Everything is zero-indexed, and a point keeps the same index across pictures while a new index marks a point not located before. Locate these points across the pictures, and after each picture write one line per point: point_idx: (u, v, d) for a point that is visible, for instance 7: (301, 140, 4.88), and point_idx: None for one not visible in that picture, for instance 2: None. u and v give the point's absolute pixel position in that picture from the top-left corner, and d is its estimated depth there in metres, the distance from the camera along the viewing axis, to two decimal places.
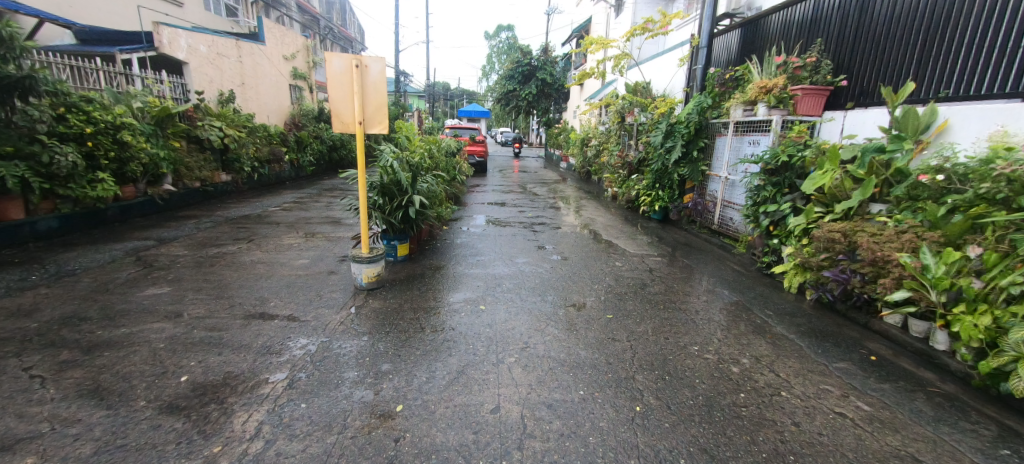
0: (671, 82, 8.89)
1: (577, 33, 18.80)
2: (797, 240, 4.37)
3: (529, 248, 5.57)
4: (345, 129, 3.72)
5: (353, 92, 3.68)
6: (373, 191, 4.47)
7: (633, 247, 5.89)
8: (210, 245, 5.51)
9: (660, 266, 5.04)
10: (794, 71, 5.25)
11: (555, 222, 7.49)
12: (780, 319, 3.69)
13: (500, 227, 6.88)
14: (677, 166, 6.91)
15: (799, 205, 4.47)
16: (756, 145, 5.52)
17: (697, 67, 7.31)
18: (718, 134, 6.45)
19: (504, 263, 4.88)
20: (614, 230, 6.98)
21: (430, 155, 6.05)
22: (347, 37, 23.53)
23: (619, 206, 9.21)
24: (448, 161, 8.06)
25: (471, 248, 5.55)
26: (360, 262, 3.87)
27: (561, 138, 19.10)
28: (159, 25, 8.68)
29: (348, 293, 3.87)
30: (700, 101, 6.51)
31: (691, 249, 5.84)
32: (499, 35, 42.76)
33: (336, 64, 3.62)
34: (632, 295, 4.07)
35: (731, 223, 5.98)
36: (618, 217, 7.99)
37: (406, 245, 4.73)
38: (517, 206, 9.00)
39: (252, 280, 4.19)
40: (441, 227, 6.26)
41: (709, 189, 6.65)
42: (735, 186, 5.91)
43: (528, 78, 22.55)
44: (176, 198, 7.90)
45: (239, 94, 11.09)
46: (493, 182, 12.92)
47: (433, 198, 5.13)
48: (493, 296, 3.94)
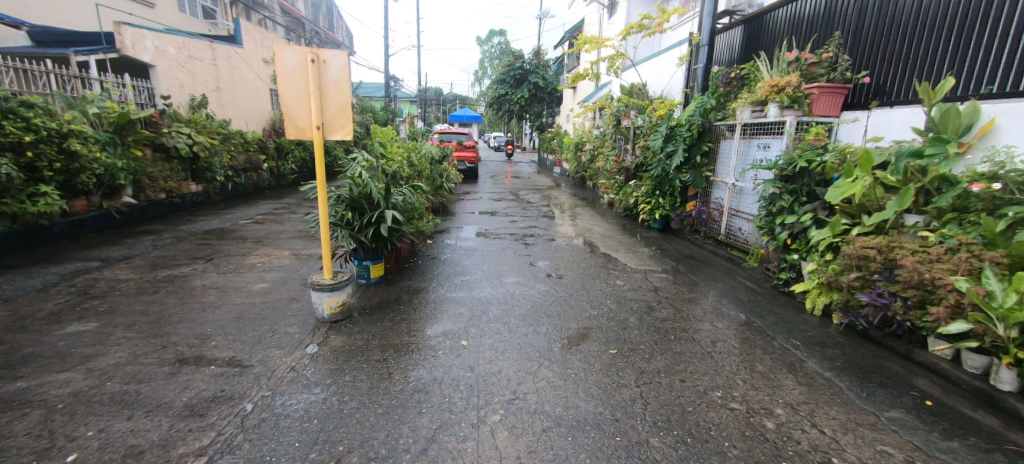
0: (670, 84, 8.42)
1: (570, 35, 18.38)
2: (820, 256, 3.86)
3: (520, 265, 5.02)
4: (300, 135, 3.18)
5: (310, 92, 3.14)
6: (339, 205, 3.91)
7: (633, 262, 5.37)
8: (161, 267, 4.93)
9: (665, 284, 4.52)
10: (808, 68, 4.73)
11: (548, 233, 6.96)
12: (810, 351, 3.17)
13: (488, 240, 6.34)
14: (679, 172, 6.44)
15: (820, 216, 3.95)
16: (767, 149, 5.03)
17: (699, 66, 6.83)
18: (723, 137, 5.97)
19: (492, 285, 4.32)
20: (612, 241, 6.46)
21: (410, 162, 5.50)
22: (334, 41, 22.97)
23: (616, 214, 8.70)
24: (433, 168, 7.53)
25: (456, 266, 5.01)
26: (321, 290, 3.31)
27: (554, 143, 18.61)
28: (120, 25, 8.19)
29: (308, 327, 3.32)
30: (702, 103, 6.05)
31: (698, 263, 5.34)
32: (491, 39, 42.38)
33: (287, 58, 3.07)
34: (636, 322, 3.54)
35: (740, 234, 5.49)
36: (615, 227, 7.47)
37: (380, 265, 4.20)
38: (508, 215, 8.46)
39: (197, 312, 3.63)
40: (424, 241, 5.71)
41: (713, 196, 6.16)
42: (743, 193, 5.42)
43: (520, 82, 22.09)
44: (137, 211, 7.31)
45: (213, 99, 10.50)
46: (484, 189, 12.37)
47: (410, 211, 4.57)
48: (477, 327, 3.38)
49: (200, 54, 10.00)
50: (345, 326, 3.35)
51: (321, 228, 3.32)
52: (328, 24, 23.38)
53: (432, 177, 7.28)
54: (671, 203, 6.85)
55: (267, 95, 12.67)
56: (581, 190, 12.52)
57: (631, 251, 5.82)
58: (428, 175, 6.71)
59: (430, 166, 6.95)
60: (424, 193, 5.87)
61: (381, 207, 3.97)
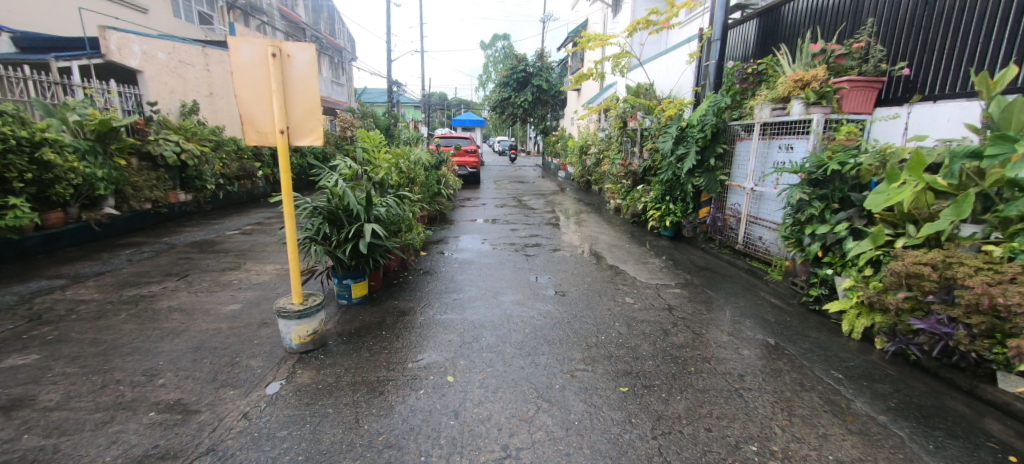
0: (679, 82, 7.97)
1: (573, 36, 17.99)
2: (859, 271, 3.39)
3: (519, 280, 4.58)
4: (263, 140, 2.75)
5: (271, 90, 2.72)
6: (315, 218, 3.51)
7: (643, 275, 4.90)
8: (130, 285, 4.54)
9: (680, 302, 4.06)
10: (836, 60, 4.26)
11: (552, 243, 6.51)
12: (855, 386, 2.70)
13: (486, 251, 5.91)
14: (691, 176, 5.99)
15: (857, 226, 3.48)
16: (790, 150, 4.57)
17: (711, 63, 6.41)
18: (739, 138, 5.52)
19: (487, 304, 3.89)
20: (620, 251, 6.01)
21: (400, 170, 5.09)
22: (335, 47, 22.72)
23: (623, 220, 8.24)
24: (428, 175, 7.12)
25: (450, 281, 4.59)
26: (288, 318, 2.89)
27: (559, 146, 18.19)
28: (106, 29, 7.96)
29: (273, 360, 2.90)
30: (716, 101, 5.61)
31: (714, 276, 4.89)
32: (495, 43, 42.14)
33: (245, 52, 2.66)
34: (649, 349, 3.09)
35: (759, 243, 5.03)
36: (623, 235, 7.02)
37: (363, 284, 3.79)
38: (509, 223, 8.04)
39: (154, 341, 3.24)
40: (416, 254, 5.30)
41: (729, 202, 5.71)
42: (763, 199, 4.96)
43: (523, 85, 21.70)
44: (120, 223, 6.97)
45: (206, 105, 10.18)
46: (486, 194, 11.96)
47: (398, 224, 4.16)
48: (467, 358, 2.95)
49: (193, 60, 9.69)
50: (316, 358, 2.93)
51: (290, 247, 2.90)
52: (329, 30, 23.15)
53: (427, 184, 6.86)
54: (683, 209, 6.39)
55: None
56: (586, 195, 12.08)
57: (640, 263, 5.37)
58: (421, 183, 6.30)
59: (424, 173, 6.54)
60: (415, 202, 5.46)
61: (363, 219, 3.57)
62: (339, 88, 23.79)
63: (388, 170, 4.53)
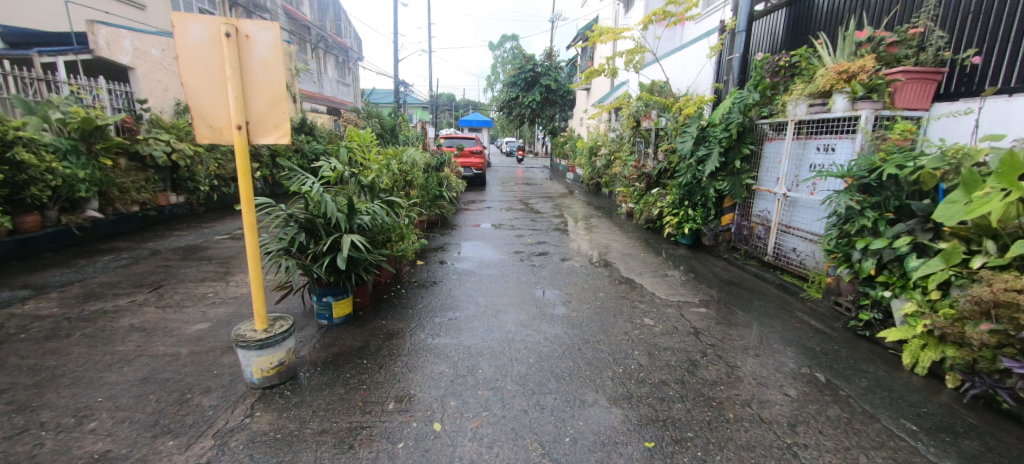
0: (697, 78, 7.47)
1: (583, 35, 17.49)
2: (926, 295, 2.91)
3: (524, 295, 4.11)
4: (216, 138, 2.31)
5: (226, 78, 2.28)
6: (291, 227, 3.06)
7: (662, 290, 4.39)
8: (95, 298, 4.12)
9: (707, 325, 3.56)
10: (886, 49, 3.76)
11: (560, 251, 6.02)
12: (935, 444, 2.20)
13: (488, 259, 5.44)
14: (713, 180, 5.49)
15: (921, 241, 2.99)
16: (830, 152, 4.05)
17: (735, 57, 5.89)
18: (769, 138, 5.01)
19: (487, 325, 3.43)
20: (635, 261, 5.50)
21: (394, 172, 4.64)
22: (341, 46, 22.37)
23: (636, 226, 7.74)
24: (426, 177, 6.64)
25: (446, 295, 4.14)
26: (248, 348, 2.43)
27: (567, 148, 17.70)
28: (94, 23, 7.51)
29: (230, 398, 2.46)
30: (743, 98, 5.09)
31: (742, 292, 4.39)
32: (503, 44, 41.74)
33: (193, 33, 2.23)
34: (676, 388, 2.61)
35: (791, 255, 4.52)
36: (637, 242, 6.51)
37: (346, 302, 3.34)
38: (514, 228, 7.58)
39: (101, 369, 2.80)
40: (412, 264, 4.85)
41: (755, 208, 5.20)
42: (797, 206, 4.45)
43: (531, 85, 21.24)
44: (103, 227, 6.60)
45: None
46: (491, 197, 11.49)
47: (389, 233, 3.72)
48: (459, 398, 2.48)
49: None
50: (282, 395, 2.49)
51: (251, 264, 2.45)
52: (336, 29, 22.79)
53: (424, 186, 6.38)
54: (703, 215, 5.88)
55: None
56: (596, 198, 11.58)
57: (658, 275, 4.86)
58: (418, 185, 5.84)
59: (422, 175, 6.10)
60: (408, 207, 5.00)
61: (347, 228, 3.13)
62: (345, 88, 23.46)
63: (381, 172, 4.09)
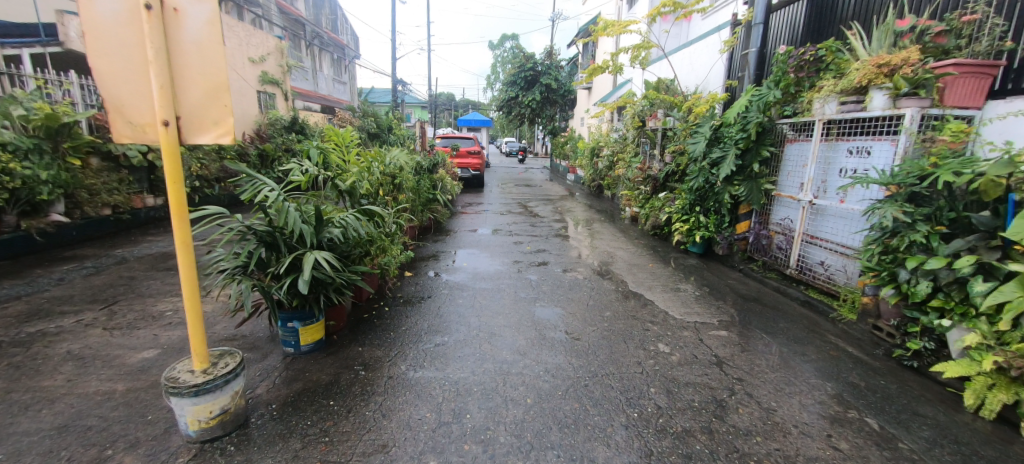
0: (707, 76, 7.04)
1: (584, 33, 17.07)
2: (995, 327, 2.45)
3: (522, 314, 3.66)
4: (140, 138, 1.89)
5: (148, 62, 1.85)
6: (249, 241, 2.61)
7: (675, 307, 3.94)
8: (39, 316, 3.66)
9: (730, 351, 3.13)
10: (933, 39, 3.36)
11: (562, 260, 5.57)
12: None
13: (483, 269, 5.00)
14: (728, 184, 5.07)
15: (987, 263, 2.54)
16: (865, 155, 3.63)
17: (751, 51, 5.47)
18: (791, 140, 4.59)
19: (479, 353, 2.98)
20: (643, 273, 5.05)
21: (378, 176, 4.21)
22: (336, 43, 21.85)
23: (642, 232, 7.29)
24: (417, 179, 6.19)
25: (435, 313, 3.70)
26: (180, 396, 1.99)
27: (568, 148, 17.24)
28: (64, 14, 7.06)
29: (160, 456, 2.01)
30: (762, 95, 4.67)
31: (763, 310, 3.96)
32: (503, 43, 41.27)
33: (103, 5, 1.79)
34: (704, 441, 2.17)
35: (818, 269, 4.09)
36: (643, 250, 6.07)
37: (315, 327, 2.89)
38: (513, 233, 7.14)
39: (17, 412, 2.36)
40: (399, 277, 4.41)
41: (775, 216, 4.77)
42: (825, 215, 4.02)
43: (531, 84, 20.81)
44: (69, 232, 6.14)
45: None
46: (489, 199, 11.02)
47: (369, 246, 3.27)
48: (442, 456, 2.03)
49: None
50: (224, 452, 2.05)
51: (186, 291, 2.03)
52: (332, 26, 22.29)
53: (415, 190, 5.93)
54: (716, 222, 5.44)
55: (252, 97, 11.55)
56: (598, 201, 11.16)
57: (669, 289, 4.41)
58: (407, 189, 5.40)
59: (412, 178, 5.65)
60: (395, 214, 4.56)
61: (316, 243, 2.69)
62: (341, 86, 22.95)
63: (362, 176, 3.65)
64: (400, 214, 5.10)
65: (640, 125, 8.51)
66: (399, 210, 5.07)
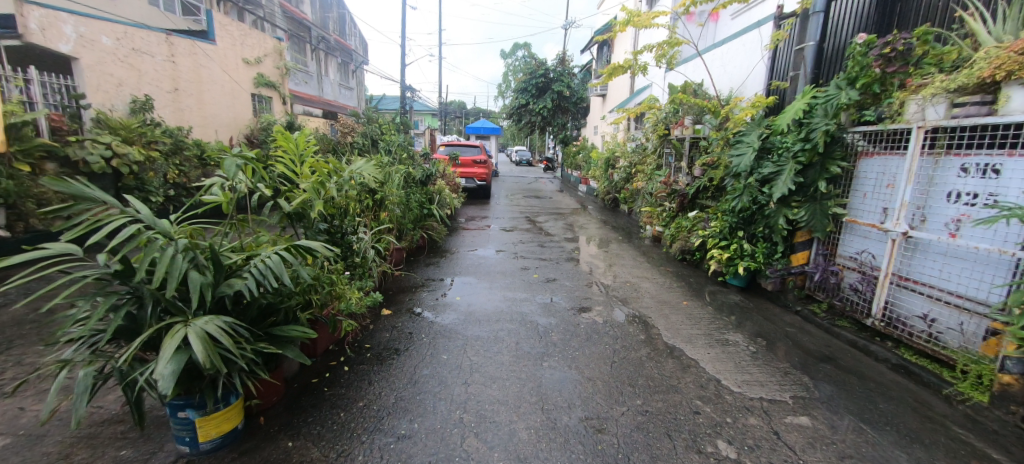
0: (744, 77, 6.12)
1: (600, 38, 16.23)
2: None
3: (525, 381, 2.72)
4: None
5: None
6: (110, 297, 1.69)
7: (728, 371, 3.00)
8: None
9: (823, 456, 2.19)
10: None
11: (577, 291, 4.62)
12: None
13: (480, 306, 4.06)
14: (784, 206, 4.15)
15: None
16: (993, 176, 2.80)
17: (809, 45, 4.56)
18: (870, 152, 3.66)
19: (459, 459, 2.05)
20: (677, 313, 4.10)
21: (347, 192, 3.33)
22: (344, 48, 21.17)
23: (667, 256, 6.33)
24: (407, 193, 5.29)
25: (410, 372, 2.81)
26: None
27: (580, 158, 16.33)
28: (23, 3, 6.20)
29: None
30: (836, 96, 3.75)
31: (843, 377, 3.01)
32: (515, 52, 40.67)
33: None
34: None
35: (917, 323, 3.20)
36: (673, 281, 5.11)
37: (223, 415, 1.99)
38: (519, 254, 6.25)
39: None
40: (372, 318, 3.55)
41: (845, 248, 3.85)
42: (928, 252, 3.15)
43: (543, 91, 19.99)
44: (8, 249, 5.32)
45: (169, 104, 8.51)
46: (494, 212, 10.10)
47: (316, 291, 2.39)
48: None
49: (151, 49, 8.07)
50: None
51: None
52: (340, 30, 21.62)
53: (403, 205, 5.04)
54: (766, 252, 4.48)
55: (246, 100, 10.81)
56: (613, 215, 10.26)
57: (716, 340, 3.46)
58: (390, 206, 4.52)
59: (399, 192, 4.78)
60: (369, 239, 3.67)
61: (222, 298, 1.82)
62: (347, 91, 22.24)
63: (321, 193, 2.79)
64: (379, 236, 4.21)
65: (665, 133, 7.57)
66: (375, 232, 4.17)
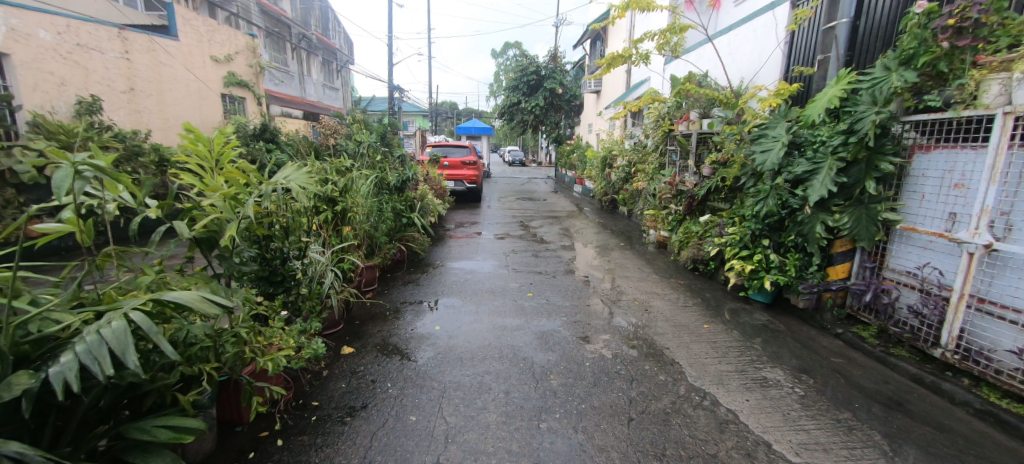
0: (758, 65, 5.49)
1: (592, 34, 15.66)
2: None
3: (518, 457, 2.08)
4: None
5: None
6: None
7: (777, 430, 2.35)
8: None
9: None
10: None
11: (578, 313, 3.95)
12: None
13: (462, 340, 3.36)
14: (821, 210, 3.51)
15: None
16: None
17: (840, 24, 3.94)
18: (928, 146, 3.03)
19: None
20: (698, 340, 3.45)
21: (286, 206, 2.64)
22: (328, 47, 20.36)
23: (676, 265, 5.68)
24: (378, 201, 4.59)
25: (367, 445, 2.14)
26: None
27: (575, 158, 15.68)
28: None
29: None
30: (888, 79, 3.13)
31: (921, 433, 2.38)
32: (506, 51, 40.06)
33: None
34: None
35: (1006, 359, 2.58)
36: (687, 297, 4.46)
37: None
38: (511, 266, 5.59)
39: None
40: (324, 362, 2.87)
41: (896, 261, 3.23)
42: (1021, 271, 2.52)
43: (535, 89, 19.37)
44: None
45: (123, 105, 7.79)
46: (486, 217, 9.43)
47: (215, 352, 1.72)
48: None
49: (100, 45, 7.37)
50: None
51: None
52: (323, 28, 20.80)
53: (374, 215, 4.34)
54: (798, 264, 3.83)
55: (215, 101, 10.05)
56: (611, 217, 9.66)
57: (752, 381, 2.81)
58: (354, 218, 3.82)
59: (367, 200, 4.09)
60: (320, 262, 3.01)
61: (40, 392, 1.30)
62: (332, 92, 21.45)
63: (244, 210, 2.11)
64: (340, 256, 3.53)
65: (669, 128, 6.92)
66: (333, 250, 3.47)
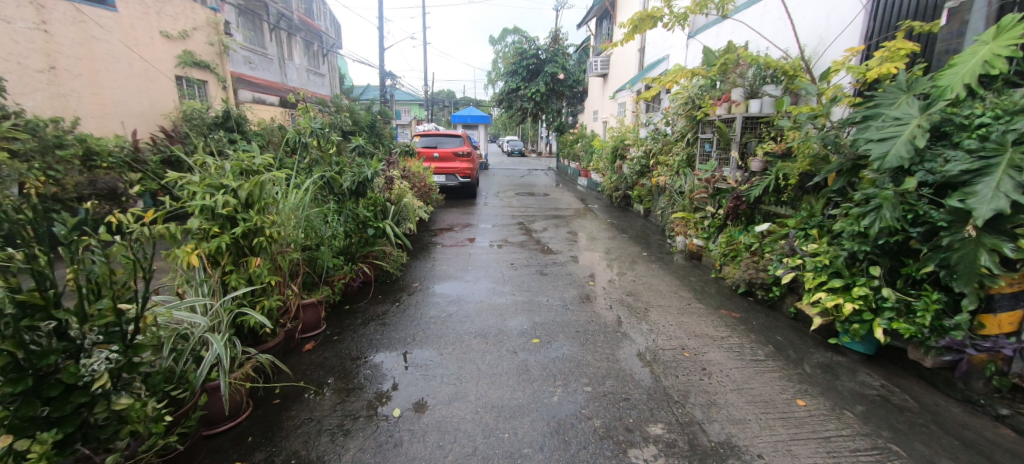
0: (824, 32, 4.30)
1: (598, 12, 14.32)
2: None
3: None
4: None
5: None
6: None
7: None
8: None
9: None
10: None
11: (606, 376, 2.73)
12: None
13: (428, 441, 2.15)
14: (991, 233, 2.29)
15: None
16: None
17: None
18: None
19: None
20: (800, 434, 2.23)
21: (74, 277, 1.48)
22: (311, 29, 18.84)
23: (720, 286, 4.45)
24: (319, 212, 3.33)
25: None
26: None
27: (579, 148, 14.41)
28: None
29: None
30: None
31: None
32: (503, 37, 38.50)
33: None
34: None
35: None
36: (753, 342, 3.22)
37: None
38: (509, 286, 4.36)
39: None
40: None
41: None
42: None
43: (534, 74, 18.05)
44: None
45: (43, 87, 6.59)
46: (480, 217, 8.19)
47: None
48: None
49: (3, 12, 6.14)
50: None
51: None
52: (306, 9, 19.29)
53: (308, 233, 3.08)
54: (938, 309, 2.60)
55: (167, 83, 8.77)
56: (624, 216, 8.44)
57: None
58: (276, 243, 2.58)
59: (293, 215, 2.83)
60: (199, 327, 2.05)
61: None
62: (316, 78, 20.01)
63: None
64: (239, 314, 2.30)
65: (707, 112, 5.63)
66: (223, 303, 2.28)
